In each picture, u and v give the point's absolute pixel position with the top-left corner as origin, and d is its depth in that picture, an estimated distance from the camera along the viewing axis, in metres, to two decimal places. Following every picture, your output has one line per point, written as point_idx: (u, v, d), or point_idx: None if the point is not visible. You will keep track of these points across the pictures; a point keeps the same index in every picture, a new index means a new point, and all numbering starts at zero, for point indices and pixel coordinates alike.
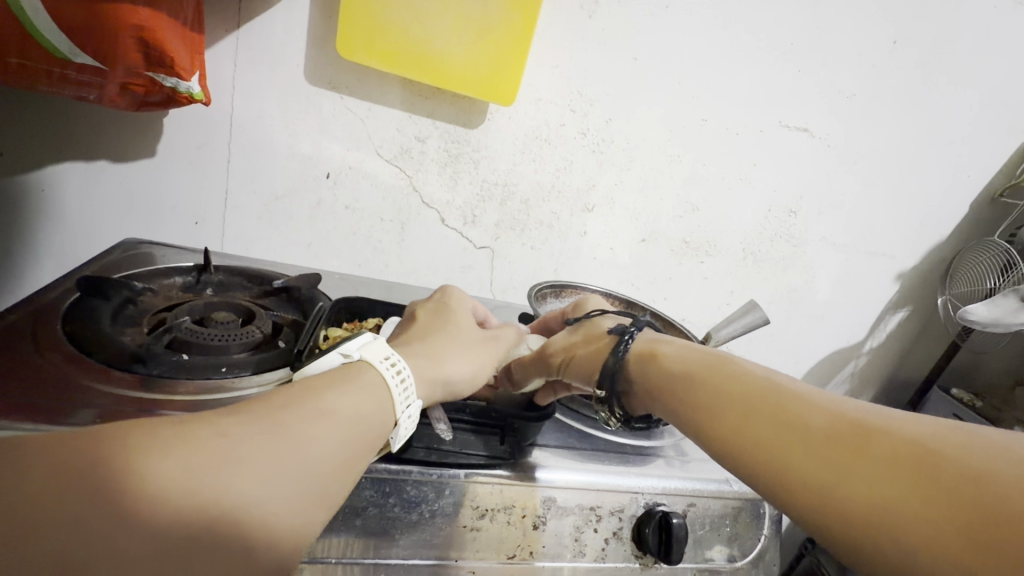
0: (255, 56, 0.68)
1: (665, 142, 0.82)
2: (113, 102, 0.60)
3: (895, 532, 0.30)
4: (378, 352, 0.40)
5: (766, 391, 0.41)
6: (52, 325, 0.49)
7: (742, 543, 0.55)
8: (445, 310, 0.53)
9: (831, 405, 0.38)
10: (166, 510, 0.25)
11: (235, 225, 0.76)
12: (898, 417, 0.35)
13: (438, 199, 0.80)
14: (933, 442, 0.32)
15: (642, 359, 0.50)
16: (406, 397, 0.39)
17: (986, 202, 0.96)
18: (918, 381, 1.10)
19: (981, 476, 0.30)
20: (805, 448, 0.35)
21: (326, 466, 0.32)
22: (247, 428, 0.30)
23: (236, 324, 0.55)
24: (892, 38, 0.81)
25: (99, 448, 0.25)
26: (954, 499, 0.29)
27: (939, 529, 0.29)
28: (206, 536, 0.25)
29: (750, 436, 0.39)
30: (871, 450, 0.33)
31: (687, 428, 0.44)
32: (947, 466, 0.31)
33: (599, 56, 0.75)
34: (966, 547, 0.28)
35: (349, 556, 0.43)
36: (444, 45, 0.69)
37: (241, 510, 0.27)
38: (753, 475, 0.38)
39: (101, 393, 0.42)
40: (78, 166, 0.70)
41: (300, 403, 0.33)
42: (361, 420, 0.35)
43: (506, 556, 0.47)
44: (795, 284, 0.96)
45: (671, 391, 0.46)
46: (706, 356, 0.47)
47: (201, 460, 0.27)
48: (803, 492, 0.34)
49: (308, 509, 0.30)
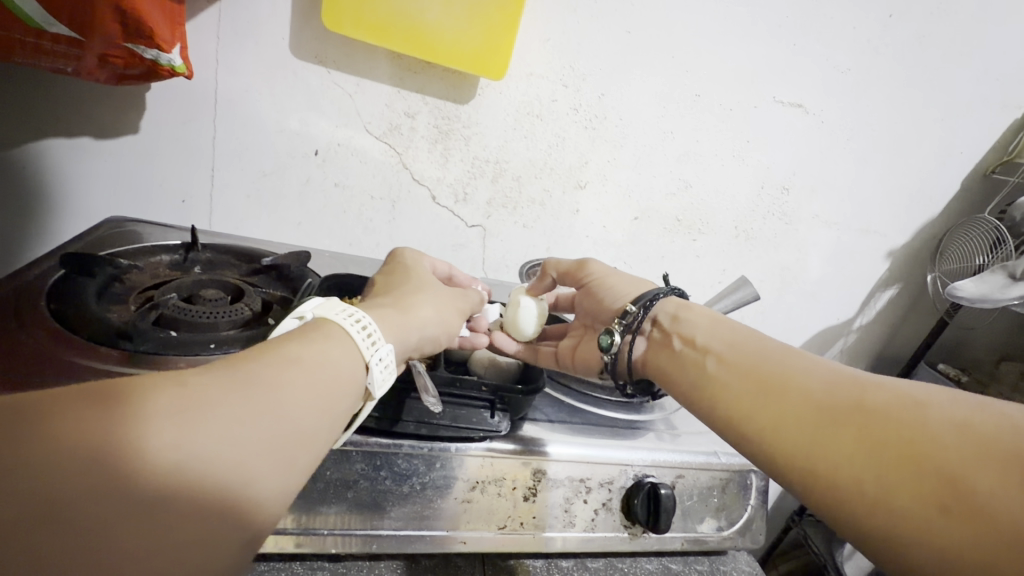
0: (238, 29, 0.66)
1: (659, 117, 0.81)
2: (92, 74, 0.58)
3: (881, 492, 0.32)
4: (331, 309, 0.39)
5: (769, 356, 0.43)
6: (37, 299, 0.48)
7: (730, 514, 0.56)
8: (409, 270, 0.53)
9: (830, 367, 0.40)
10: (156, 480, 0.24)
11: (222, 204, 0.75)
12: (892, 378, 0.37)
13: (429, 176, 0.79)
14: (923, 398, 0.34)
15: (677, 308, 0.52)
16: (373, 344, 0.38)
17: (978, 179, 0.96)
18: (907, 357, 1.12)
19: (967, 428, 0.31)
20: (801, 409, 0.37)
21: (307, 430, 0.32)
22: (234, 385, 0.29)
23: (225, 301, 0.55)
24: (888, 12, 0.80)
25: (74, 417, 0.24)
26: (940, 451, 0.31)
27: (922, 480, 0.30)
28: (183, 513, 0.25)
29: (748, 400, 0.41)
30: (863, 407, 0.35)
31: (685, 391, 0.47)
32: (936, 421, 0.32)
33: (592, 29, 0.73)
34: (948, 499, 0.29)
35: (342, 527, 0.43)
36: (434, 16, 0.67)
37: (229, 472, 0.27)
38: (750, 443, 0.40)
39: (89, 369, 0.41)
40: (60, 143, 0.69)
41: (274, 365, 0.32)
42: (333, 372, 0.35)
43: (498, 527, 0.48)
44: (787, 262, 0.96)
45: (683, 336, 0.49)
46: (717, 316, 0.50)
47: (178, 426, 0.26)
48: (797, 453, 0.36)
49: (284, 474, 0.30)
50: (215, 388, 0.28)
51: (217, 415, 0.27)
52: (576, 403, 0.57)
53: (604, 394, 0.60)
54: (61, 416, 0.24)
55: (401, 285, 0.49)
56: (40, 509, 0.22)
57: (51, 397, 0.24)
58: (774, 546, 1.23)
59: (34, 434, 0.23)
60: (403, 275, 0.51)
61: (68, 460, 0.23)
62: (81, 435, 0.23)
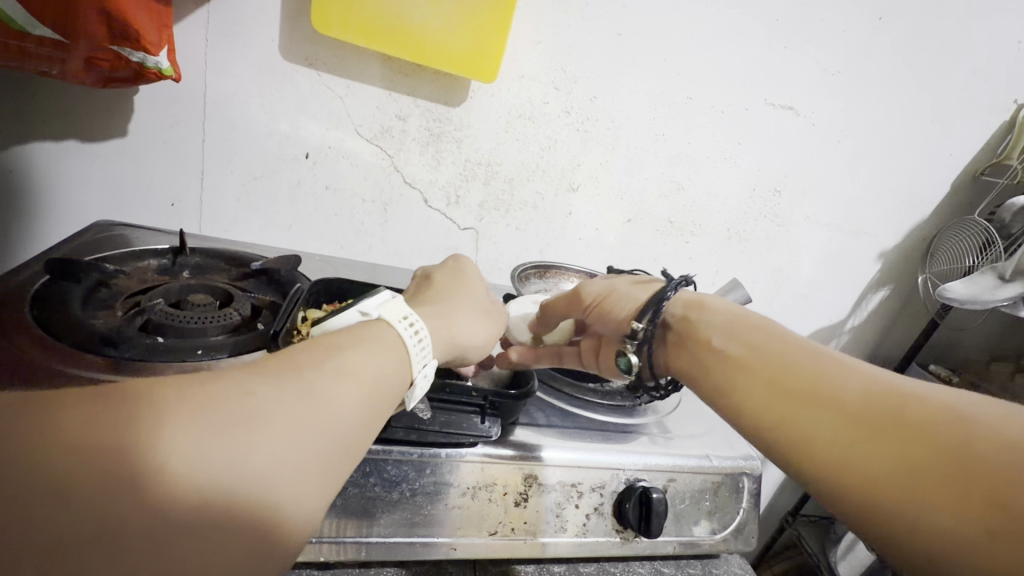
0: (227, 31, 0.66)
1: (650, 119, 0.81)
2: (78, 77, 0.57)
3: (909, 497, 0.32)
4: (396, 312, 0.41)
5: (798, 358, 0.42)
6: (21, 305, 0.48)
7: (722, 517, 0.55)
8: (460, 271, 0.53)
9: (863, 372, 0.39)
10: (195, 492, 0.25)
11: (212, 207, 0.74)
12: (934, 387, 0.36)
13: (420, 178, 0.78)
14: (964, 410, 0.34)
15: (685, 307, 0.52)
16: (423, 355, 0.40)
17: (968, 181, 0.97)
18: (898, 358, 1.12)
19: (1015, 444, 0.31)
20: (834, 416, 0.37)
21: (344, 438, 0.33)
22: (281, 397, 0.30)
23: (214, 306, 0.54)
24: (878, 14, 0.80)
25: (116, 422, 0.25)
26: (982, 466, 0.30)
27: (968, 488, 0.30)
28: (224, 526, 0.26)
29: (777, 405, 0.40)
30: (901, 417, 0.35)
31: (710, 395, 0.46)
32: (981, 431, 0.32)
33: (583, 32, 0.73)
34: (988, 509, 0.29)
35: (330, 535, 0.43)
36: (424, 19, 0.67)
37: (268, 483, 0.28)
38: (773, 443, 0.40)
39: (74, 376, 0.41)
40: (46, 146, 0.68)
41: (325, 376, 0.33)
42: (381, 383, 0.36)
43: (489, 532, 0.47)
44: (779, 263, 0.97)
45: (701, 337, 0.49)
46: (737, 316, 0.49)
47: (216, 443, 0.27)
48: (830, 461, 0.36)
49: (319, 487, 0.30)
50: (263, 399, 0.30)
51: (257, 430, 0.28)
52: (567, 407, 0.57)
53: (595, 397, 0.59)
54: (103, 422, 0.25)
55: (453, 291, 0.50)
56: (91, 523, 0.23)
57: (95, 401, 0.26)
58: (766, 548, 1.23)
59: (87, 450, 0.24)
60: (454, 278, 0.51)
61: (117, 477, 0.24)
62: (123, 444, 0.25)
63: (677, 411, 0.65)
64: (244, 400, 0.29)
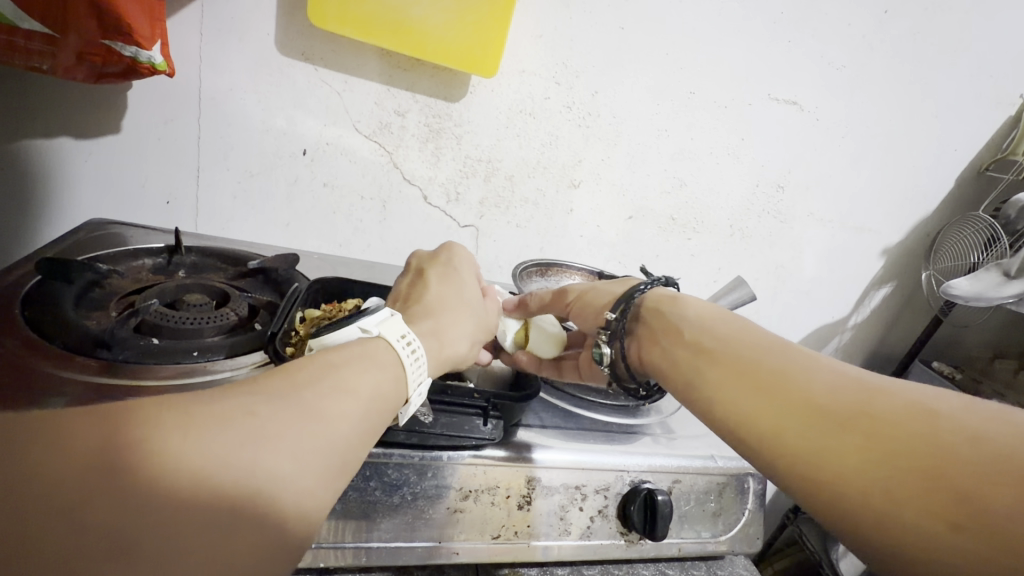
0: (221, 25, 0.64)
1: (654, 114, 0.80)
2: (69, 72, 0.56)
3: (869, 492, 0.31)
4: (394, 331, 0.40)
5: (768, 352, 0.42)
6: (12, 308, 0.47)
7: (727, 518, 0.55)
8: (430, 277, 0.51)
9: (833, 368, 0.38)
10: (164, 498, 0.25)
11: (208, 204, 0.73)
12: (904, 384, 0.35)
13: (420, 175, 0.77)
14: (934, 405, 0.33)
15: (660, 301, 0.52)
16: (418, 374, 0.40)
17: (972, 176, 0.96)
18: (900, 354, 1.11)
19: (979, 436, 0.30)
20: (802, 411, 0.36)
21: (341, 448, 0.32)
22: (271, 409, 0.30)
23: (211, 307, 0.53)
24: (883, 7, 0.79)
25: (99, 433, 0.25)
26: (948, 458, 0.30)
27: (933, 484, 0.29)
28: (207, 535, 0.25)
29: (745, 400, 0.39)
30: (866, 410, 0.34)
31: (680, 393, 0.45)
32: (945, 426, 0.31)
33: (586, 25, 0.72)
34: (952, 505, 0.28)
35: (331, 541, 0.42)
36: (422, 12, 0.66)
37: (248, 491, 0.27)
38: (742, 442, 0.39)
39: (67, 380, 0.40)
40: (37, 143, 0.66)
41: (325, 389, 0.33)
42: (378, 396, 0.36)
43: (492, 536, 0.46)
44: (781, 260, 0.96)
45: (672, 330, 0.48)
46: (711, 313, 0.48)
47: (206, 449, 0.26)
48: (796, 455, 0.35)
49: (311, 497, 0.30)
50: (266, 408, 0.30)
51: (247, 438, 0.28)
52: (571, 408, 0.56)
53: (598, 398, 0.58)
54: (89, 438, 0.25)
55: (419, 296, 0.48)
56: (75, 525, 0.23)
57: (96, 412, 0.26)
58: (768, 544, 1.22)
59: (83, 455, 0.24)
60: (444, 280, 0.51)
61: (106, 480, 0.24)
62: (111, 451, 0.25)
63: (680, 411, 0.64)
64: (250, 412, 0.29)
